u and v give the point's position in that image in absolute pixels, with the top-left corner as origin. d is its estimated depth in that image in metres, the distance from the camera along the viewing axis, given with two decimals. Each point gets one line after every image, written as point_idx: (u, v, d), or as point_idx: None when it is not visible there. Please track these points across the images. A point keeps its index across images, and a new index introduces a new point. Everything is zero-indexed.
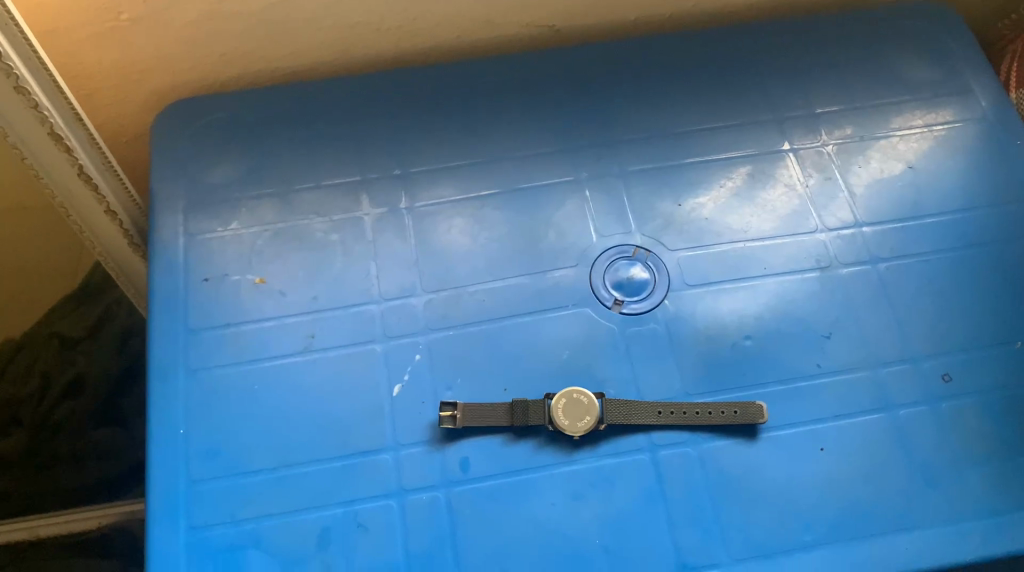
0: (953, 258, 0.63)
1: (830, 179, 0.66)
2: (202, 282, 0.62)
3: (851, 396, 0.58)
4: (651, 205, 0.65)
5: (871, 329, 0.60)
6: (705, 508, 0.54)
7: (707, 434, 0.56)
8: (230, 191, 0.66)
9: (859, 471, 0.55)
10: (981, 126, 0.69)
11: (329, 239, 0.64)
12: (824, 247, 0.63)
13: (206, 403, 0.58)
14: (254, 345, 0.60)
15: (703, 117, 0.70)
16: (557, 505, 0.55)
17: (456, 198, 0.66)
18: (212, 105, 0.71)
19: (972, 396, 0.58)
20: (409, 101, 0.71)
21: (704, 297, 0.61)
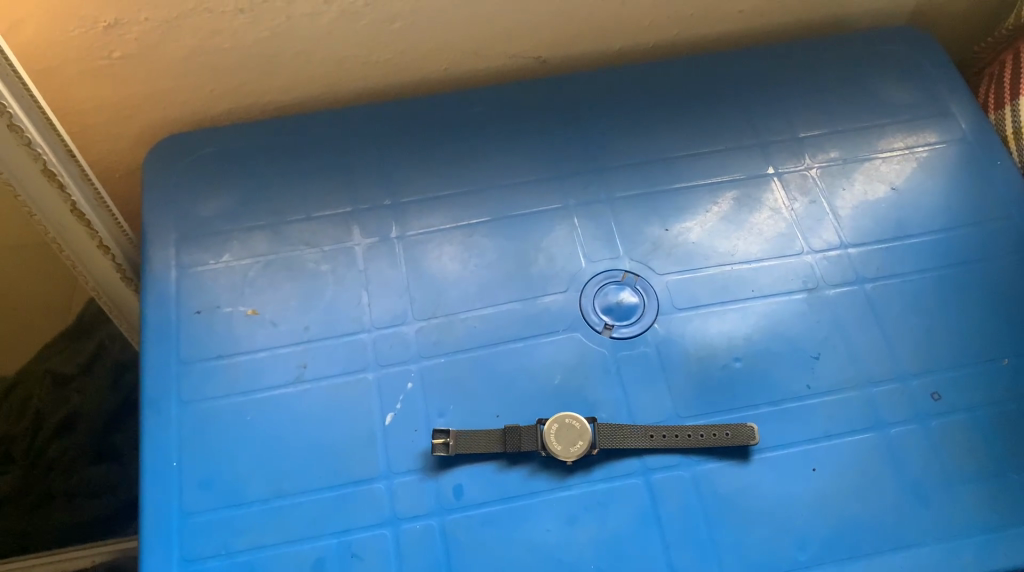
0: (939, 277, 0.64)
1: (815, 201, 0.67)
2: (194, 314, 0.63)
3: (842, 414, 0.58)
4: (640, 230, 0.66)
5: (859, 348, 0.61)
6: (700, 530, 0.54)
7: (699, 456, 0.57)
8: (222, 224, 0.67)
9: (851, 490, 0.55)
10: (961, 146, 0.70)
11: (321, 269, 0.64)
12: (811, 269, 0.64)
13: (200, 433, 0.58)
14: (246, 375, 0.60)
15: (689, 143, 0.71)
16: (552, 530, 0.55)
17: (446, 227, 0.66)
18: (204, 139, 0.72)
19: (962, 413, 0.58)
20: (398, 132, 0.72)
21: (694, 319, 0.62)
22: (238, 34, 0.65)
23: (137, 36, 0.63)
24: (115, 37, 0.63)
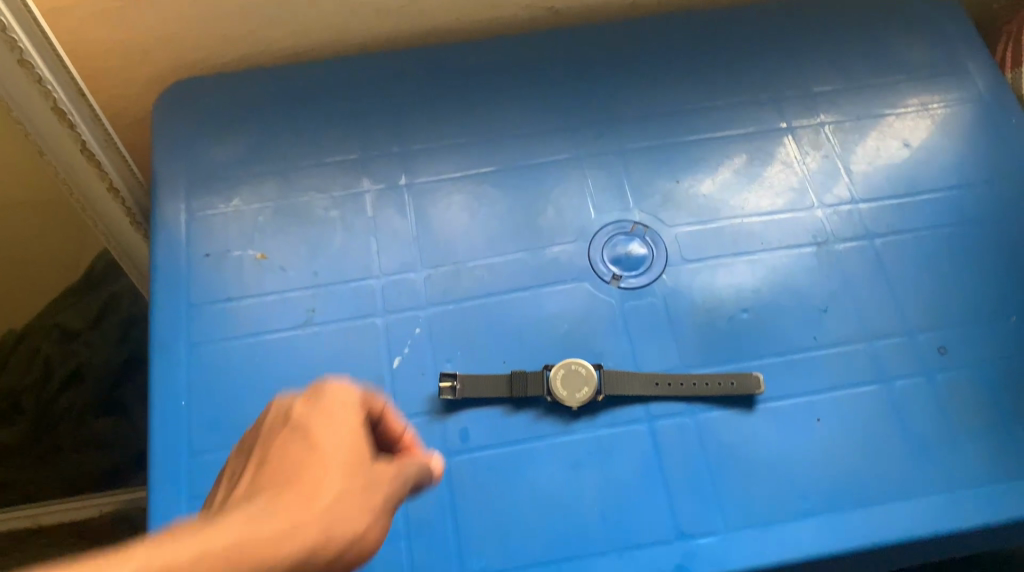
0: (949, 233, 0.63)
1: (827, 157, 0.67)
2: (204, 257, 0.63)
3: (847, 366, 0.58)
4: (651, 182, 0.66)
5: (867, 302, 0.61)
6: (703, 478, 0.55)
7: (704, 405, 0.57)
8: (232, 170, 0.67)
9: (854, 439, 0.55)
10: (976, 104, 0.69)
11: (330, 215, 0.64)
12: (821, 223, 0.64)
13: (209, 373, 0.59)
14: (256, 318, 0.61)
15: (703, 96, 0.70)
16: (556, 474, 0.55)
17: (454, 175, 0.66)
18: (215, 85, 0.71)
19: (967, 367, 0.58)
20: (409, 80, 0.71)
21: (701, 271, 0.62)
22: None
23: None
24: None
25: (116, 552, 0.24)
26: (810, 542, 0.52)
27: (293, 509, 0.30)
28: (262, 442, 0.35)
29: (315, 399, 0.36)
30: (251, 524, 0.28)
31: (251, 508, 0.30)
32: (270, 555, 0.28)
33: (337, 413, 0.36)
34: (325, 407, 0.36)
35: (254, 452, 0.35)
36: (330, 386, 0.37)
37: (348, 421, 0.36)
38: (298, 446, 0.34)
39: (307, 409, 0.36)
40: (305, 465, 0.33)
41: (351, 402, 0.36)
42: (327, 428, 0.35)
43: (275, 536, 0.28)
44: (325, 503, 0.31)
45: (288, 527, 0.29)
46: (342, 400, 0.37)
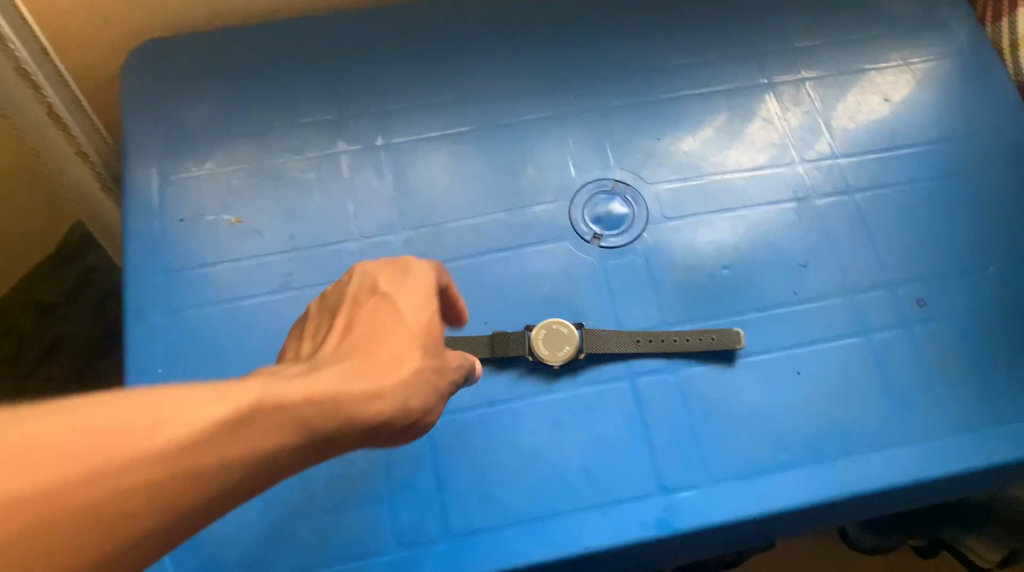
0: (928, 187, 0.63)
1: (808, 112, 0.66)
2: (178, 222, 0.62)
3: (826, 320, 0.58)
4: (631, 140, 0.65)
5: (847, 256, 0.61)
6: (684, 433, 0.55)
7: (685, 362, 0.57)
8: (205, 133, 0.66)
9: (834, 392, 0.56)
10: (956, 57, 0.69)
11: (305, 177, 0.64)
12: (801, 179, 0.64)
13: (186, 339, 0.58)
14: (233, 283, 0.60)
15: (684, 52, 0.69)
16: (538, 432, 0.55)
17: (432, 134, 0.65)
18: (185, 47, 0.70)
19: (946, 319, 0.58)
20: (385, 38, 0.70)
21: (682, 229, 0.62)
22: None
23: None
24: None
25: (243, 386, 0.30)
26: (792, 492, 0.53)
27: (381, 370, 0.36)
28: (351, 301, 0.41)
29: (401, 276, 0.42)
30: (346, 379, 0.34)
31: (346, 365, 0.36)
32: (355, 410, 0.34)
33: (419, 290, 0.41)
34: (410, 283, 0.42)
35: (343, 310, 0.40)
36: (415, 266, 0.43)
37: (428, 297, 0.41)
38: (387, 313, 0.39)
39: (392, 283, 0.41)
40: (392, 330, 0.38)
41: (432, 284, 0.42)
42: (410, 300, 0.41)
43: (365, 396, 0.34)
44: (407, 371, 0.37)
45: (377, 388, 0.35)
46: (423, 278, 0.42)
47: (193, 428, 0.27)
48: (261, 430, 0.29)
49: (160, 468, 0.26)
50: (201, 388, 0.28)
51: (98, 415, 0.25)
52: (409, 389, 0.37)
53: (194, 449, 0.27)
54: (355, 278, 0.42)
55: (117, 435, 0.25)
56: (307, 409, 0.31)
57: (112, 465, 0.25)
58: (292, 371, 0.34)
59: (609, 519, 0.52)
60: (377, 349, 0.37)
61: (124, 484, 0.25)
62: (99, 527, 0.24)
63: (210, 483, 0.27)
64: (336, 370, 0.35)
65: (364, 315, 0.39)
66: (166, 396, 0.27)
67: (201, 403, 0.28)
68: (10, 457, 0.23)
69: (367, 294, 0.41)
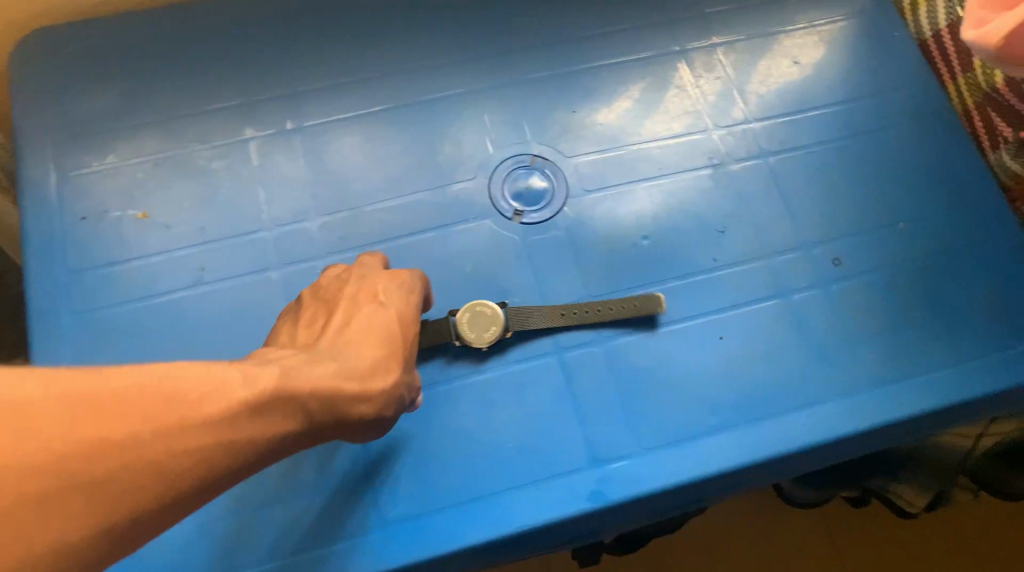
0: (839, 147, 0.64)
1: (721, 79, 0.67)
2: (80, 221, 0.59)
3: (746, 284, 0.59)
4: (548, 114, 0.65)
5: (764, 220, 0.61)
6: (613, 403, 0.55)
7: (611, 334, 0.57)
8: (104, 124, 0.62)
9: (757, 353, 0.57)
10: (861, 18, 0.70)
11: (214, 166, 0.61)
12: (716, 145, 0.64)
13: (96, 342, 0.55)
14: (144, 281, 0.57)
15: (598, 20, 0.69)
16: (470, 412, 0.55)
17: (345, 116, 0.64)
18: (78, 34, 0.66)
19: (860, 276, 0.60)
20: (290, 19, 0.67)
21: (602, 201, 0.62)
22: None
23: None
24: None
25: (267, 373, 0.37)
26: (721, 455, 0.53)
27: (368, 376, 0.43)
28: (350, 301, 0.47)
29: (401, 290, 0.50)
30: (341, 378, 0.41)
31: (342, 360, 0.42)
32: (345, 407, 0.41)
33: (409, 306, 0.49)
34: (405, 296, 0.49)
35: (342, 309, 0.47)
36: (406, 283, 0.50)
37: (413, 315, 0.49)
38: (381, 320, 0.47)
39: (388, 294, 0.49)
40: (381, 340, 0.45)
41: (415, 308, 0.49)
42: (399, 311, 0.48)
43: (353, 397, 0.41)
44: (386, 381, 0.44)
45: (364, 391, 0.42)
46: (411, 293, 0.50)
47: (230, 403, 0.34)
48: (274, 414, 0.36)
49: (205, 432, 0.33)
50: (235, 371, 0.35)
51: (165, 386, 0.32)
52: (387, 398, 0.44)
53: (228, 422, 0.34)
54: (354, 280, 0.49)
55: (178, 403, 0.32)
56: (312, 399, 0.38)
57: (174, 424, 0.32)
58: (300, 359, 0.40)
59: (544, 495, 0.52)
60: (370, 353, 0.44)
61: (180, 442, 0.32)
62: (158, 475, 0.31)
63: (235, 453, 0.34)
64: (337, 365, 0.42)
65: (364, 319, 0.46)
66: (211, 374, 0.34)
67: (235, 385, 0.35)
68: (100, 408, 0.30)
69: (366, 299, 0.48)
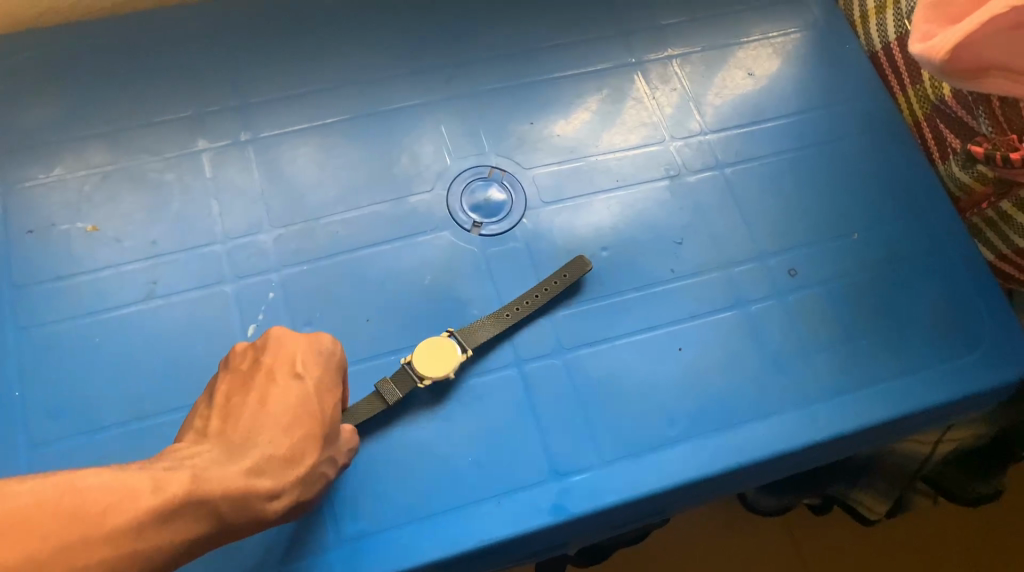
0: (794, 159, 0.65)
1: (677, 90, 0.67)
2: (27, 234, 0.58)
3: (704, 295, 0.59)
4: (505, 126, 0.65)
5: (720, 231, 0.62)
6: (572, 415, 0.55)
7: (571, 346, 0.57)
8: (50, 136, 0.61)
9: (715, 364, 0.57)
10: (812, 30, 0.71)
11: (166, 179, 0.60)
12: (673, 157, 0.64)
13: (42, 360, 0.54)
14: (91, 295, 0.56)
15: (553, 32, 0.69)
16: (428, 427, 0.54)
17: (302, 127, 0.63)
18: (24, 43, 0.65)
19: (816, 286, 0.60)
20: (244, 29, 0.67)
21: (561, 213, 0.62)
22: None
23: None
24: None
25: (176, 478, 0.37)
26: (680, 467, 0.53)
27: (282, 468, 0.42)
28: (266, 376, 0.45)
29: (320, 359, 0.47)
30: (256, 475, 0.41)
31: (259, 453, 0.42)
32: (259, 506, 0.40)
33: (329, 377, 0.47)
34: (324, 366, 0.47)
35: (256, 387, 0.45)
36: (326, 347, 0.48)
37: (333, 383, 0.47)
38: (299, 400, 0.45)
39: (305, 364, 0.47)
40: (296, 425, 0.44)
41: (336, 374, 0.48)
42: (319, 383, 0.46)
43: (267, 495, 0.41)
44: (304, 469, 0.43)
45: (279, 486, 0.42)
46: (331, 360, 0.48)
47: (136, 513, 0.34)
48: (183, 519, 0.37)
49: (110, 547, 0.33)
50: (143, 480, 0.35)
51: (66, 502, 0.32)
52: (308, 482, 0.44)
53: (137, 532, 0.34)
54: (269, 349, 0.47)
55: (78, 518, 0.32)
56: (224, 502, 0.38)
57: (77, 542, 0.32)
58: (212, 457, 0.40)
59: (504, 510, 0.51)
60: (284, 440, 0.43)
61: (80, 560, 0.32)
62: None
63: (142, 561, 0.34)
64: (252, 459, 0.41)
65: (279, 401, 0.44)
66: (118, 483, 0.35)
67: (143, 493, 0.35)
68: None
69: (281, 374, 0.46)
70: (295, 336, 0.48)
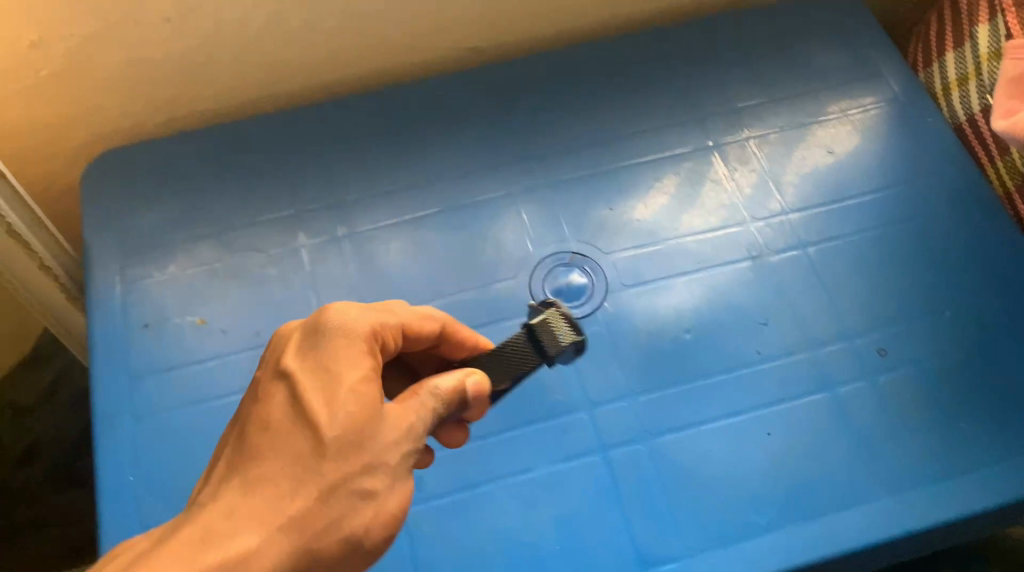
0: (878, 236, 0.65)
1: (755, 171, 0.68)
2: (143, 328, 0.62)
3: (791, 378, 0.59)
4: (586, 213, 0.67)
5: (805, 311, 0.61)
6: (657, 500, 0.55)
7: (656, 431, 0.57)
8: (164, 237, 0.66)
9: (803, 449, 0.56)
10: (893, 105, 0.71)
11: (268, 274, 0.64)
12: (754, 238, 0.65)
13: (155, 446, 0.57)
14: (198, 385, 0.60)
15: (630, 120, 0.71)
16: (514, 513, 0.55)
17: (392, 222, 0.66)
18: (143, 151, 0.71)
19: (907, 367, 0.59)
20: (338, 130, 0.71)
21: (642, 296, 0.63)
22: (166, 44, 0.65)
23: (63, 53, 0.63)
24: (39, 55, 0.63)
25: None
26: (769, 556, 0.52)
27: (261, 514, 0.34)
28: (257, 387, 0.40)
29: (309, 351, 0.40)
30: (206, 544, 0.32)
31: (219, 509, 0.34)
32: None
33: (322, 365, 0.39)
34: (317, 356, 0.39)
35: (245, 415, 0.39)
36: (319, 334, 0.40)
37: (331, 371, 0.39)
38: (285, 408, 0.38)
39: (294, 363, 0.39)
40: (280, 444, 0.36)
41: (337, 362, 0.39)
42: (309, 380, 0.38)
43: (234, 560, 0.32)
44: (298, 503, 0.35)
45: (252, 542, 0.33)
46: (327, 347, 0.40)
47: None
48: None
49: None
50: None
51: None
52: (308, 522, 0.35)
53: None
54: (266, 357, 0.42)
55: None
56: None
57: None
58: (154, 538, 0.33)
59: None
60: (262, 470, 0.35)
61: None
62: None
63: None
64: (209, 518, 0.34)
65: (259, 421, 0.37)
66: None
67: None
68: None
69: (271, 383, 0.39)
70: (291, 330, 0.42)
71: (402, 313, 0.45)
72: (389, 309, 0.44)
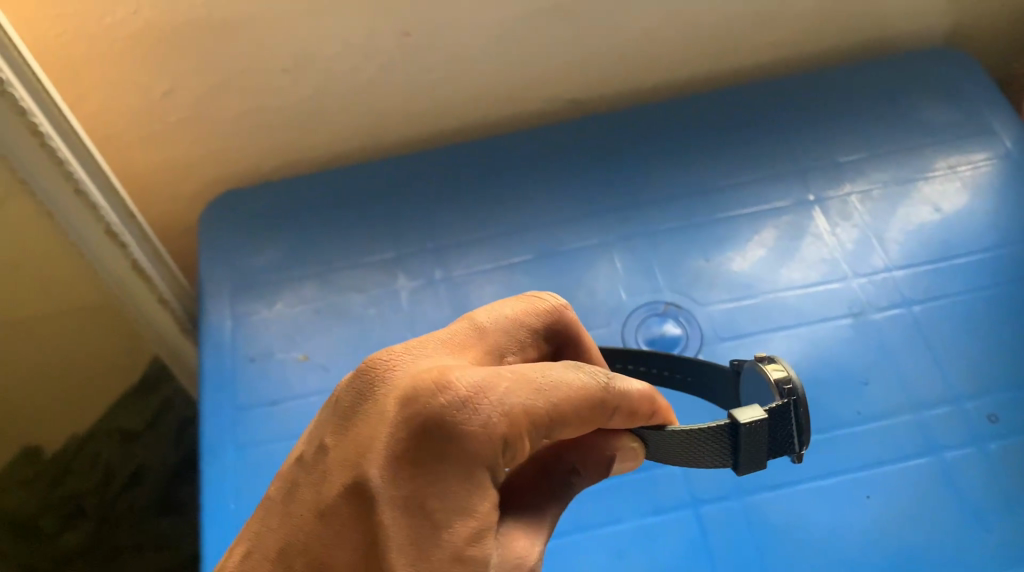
0: (989, 296, 0.62)
1: (857, 226, 0.67)
2: (249, 361, 0.65)
3: (892, 440, 0.57)
4: (682, 263, 0.66)
5: (909, 371, 0.59)
6: (752, 560, 0.53)
7: (749, 488, 0.56)
8: (272, 275, 0.70)
9: (906, 515, 0.54)
10: (1004, 161, 0.69)
11: (368, 312, 0.66)
12: (856, 294, 0.63)
13: (256, 474, 0.59)
14: (298, 418, 0.62)
15: (728, 173, 0.71)
16: (603, 566, 0.54)
17: (488, 267, 0.68)
18: (256, 195, 0.75)
19: (1021, 434, 0.56)
20: (439, 177, 0.74)
21: (738, 349, 0.62)
22: (283, 93, 0.70)
23: (190, 102, 0.68)
24: (169, 104, 0.68)
25: None
26: None
27: None
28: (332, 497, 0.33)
29: (406, 475, 0.32)
30: None
31: None
32: None
33: (420, 503, 0.32)
34: (419, 492, 0.32)
35: (297, 530, 0.33)
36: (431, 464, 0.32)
37: (433, 524, 0.32)
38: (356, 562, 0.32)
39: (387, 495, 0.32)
40: None
41: (444, 513, 0.32)
42: (404, 528, 0.32)
43: None
44: None
45: None
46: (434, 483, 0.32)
47: None
48: None
49: None
50: None
51: None
52: None
53: None
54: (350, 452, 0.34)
55: None
56: None
57: None
58: None
59: None
60: None
61: None
62: None
63: None
64: None
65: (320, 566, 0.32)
66: None
67: None
68: None
69: (344, 500, 0.33)
70: (393, 414, 0.33)
71: (563, 401, 0.34)
72: (544, 399, 0.34)
